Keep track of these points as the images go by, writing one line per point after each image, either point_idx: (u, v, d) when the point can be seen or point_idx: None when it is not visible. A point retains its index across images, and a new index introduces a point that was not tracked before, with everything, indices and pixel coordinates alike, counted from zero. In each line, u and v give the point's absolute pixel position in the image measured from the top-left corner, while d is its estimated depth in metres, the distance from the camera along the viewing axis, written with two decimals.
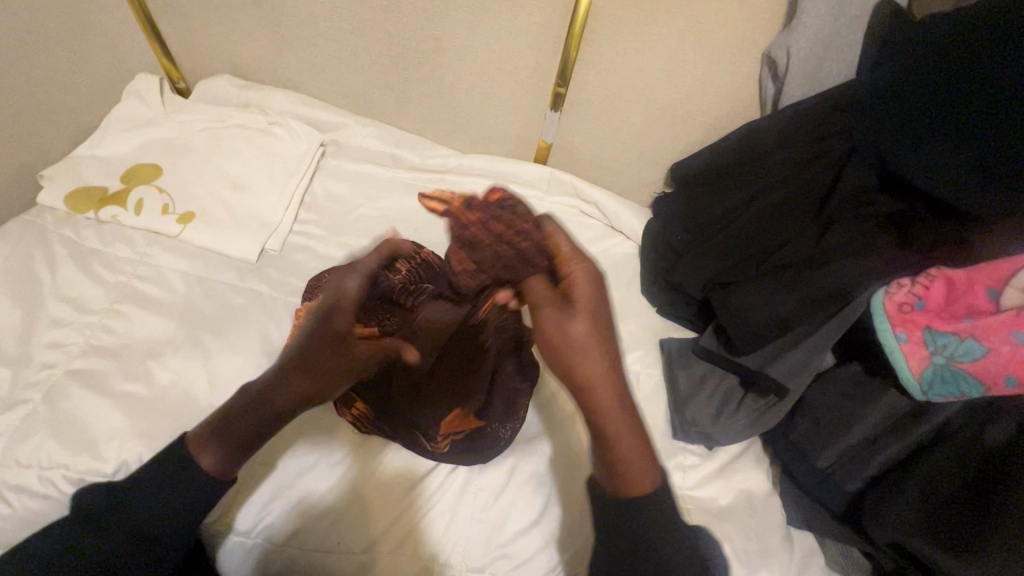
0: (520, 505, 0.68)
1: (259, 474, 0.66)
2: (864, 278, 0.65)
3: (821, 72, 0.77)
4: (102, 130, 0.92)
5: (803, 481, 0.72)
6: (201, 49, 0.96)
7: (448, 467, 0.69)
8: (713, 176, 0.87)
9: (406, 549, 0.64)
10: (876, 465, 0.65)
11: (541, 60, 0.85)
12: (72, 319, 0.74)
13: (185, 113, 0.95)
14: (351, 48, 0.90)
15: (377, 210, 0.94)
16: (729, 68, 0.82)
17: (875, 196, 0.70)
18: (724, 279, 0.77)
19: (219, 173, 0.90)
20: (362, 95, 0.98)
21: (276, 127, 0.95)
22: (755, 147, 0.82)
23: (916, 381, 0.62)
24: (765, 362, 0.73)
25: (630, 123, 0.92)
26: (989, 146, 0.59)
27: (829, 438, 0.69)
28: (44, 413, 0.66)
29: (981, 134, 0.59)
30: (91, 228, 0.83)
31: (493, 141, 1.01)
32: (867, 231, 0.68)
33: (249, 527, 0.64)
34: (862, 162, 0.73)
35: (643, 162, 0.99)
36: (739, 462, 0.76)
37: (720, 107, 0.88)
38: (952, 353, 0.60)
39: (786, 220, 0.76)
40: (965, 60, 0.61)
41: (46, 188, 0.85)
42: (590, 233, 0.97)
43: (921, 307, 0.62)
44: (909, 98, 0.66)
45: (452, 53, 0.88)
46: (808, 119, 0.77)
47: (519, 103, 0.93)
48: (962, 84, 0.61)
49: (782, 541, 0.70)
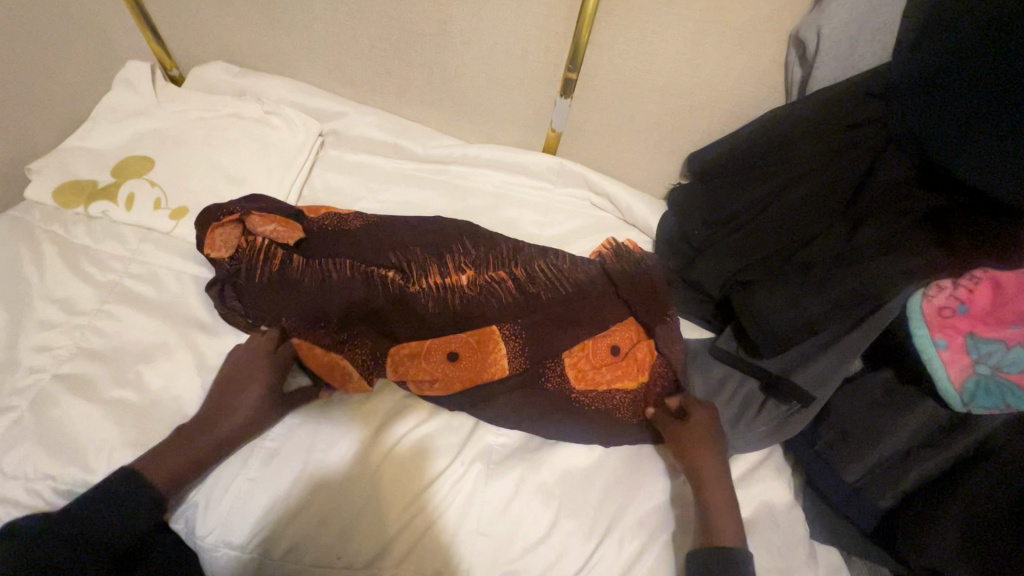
0: (530, 517, 0.65)
1: (256, 486, 0.63)
2: (899, 280, 0.59)
3: (853, 54, 0.72)
4: (93, 121, 0.88)
5: (829, 495, 0.69)
6: (192, 33, 0.91)
7: (454, 478, 0.66)
8: (734, 168, 0.82)
9: (409, 562, 0.61)
10: (908, 484, 0.63)
11: (551, 43, 0.80)
12: (61, 321, 0.71)
13: (178, 102, 0.90)
14: (350, 31, 0.85)
15: (379, 202, 0.91)
16: (753, 51, 0.77)
17: (911, 191, 0.64)
18: (744, 276, 0.73)
19: (214, 165, 0.86)
20: (362, 82, 0.93)
21: (273, 116, 0.91)
22: (780, 136, 0.77)
23: (958, 393, 0.58)
24: (789, 368, 0.68)
25: (645, 111, 0.87)
26: None
27: (859, 450, 0.66)
28: (30, 420, 0.64)
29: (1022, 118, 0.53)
30: (81, 225, 0.80)
31: (500, 130, 0.96)
32: (901, 229, 0.62)
33: (242, 543, 0.61)
34: (899, 155, 0.67)
35: (659, 151, 0.93)
36: (760, 472, 0.72)
37: (742, 93, 0.82)
38: (997, 363, 0.56)
39: (814, 213, 0.71)
40: (986, 43, 0.56)
41: (34, 182, 0.82)
42: (601, 227, 0.93)
43: (964, 311, 0.58)
44: (937, 95, 0.61)
45: (455, 36, 0.83)
46: (837, 107, 0.72)
47: (528, 89, 0.87)
48: (993, 70, 0.55)
49: (808, 559, 0.66)
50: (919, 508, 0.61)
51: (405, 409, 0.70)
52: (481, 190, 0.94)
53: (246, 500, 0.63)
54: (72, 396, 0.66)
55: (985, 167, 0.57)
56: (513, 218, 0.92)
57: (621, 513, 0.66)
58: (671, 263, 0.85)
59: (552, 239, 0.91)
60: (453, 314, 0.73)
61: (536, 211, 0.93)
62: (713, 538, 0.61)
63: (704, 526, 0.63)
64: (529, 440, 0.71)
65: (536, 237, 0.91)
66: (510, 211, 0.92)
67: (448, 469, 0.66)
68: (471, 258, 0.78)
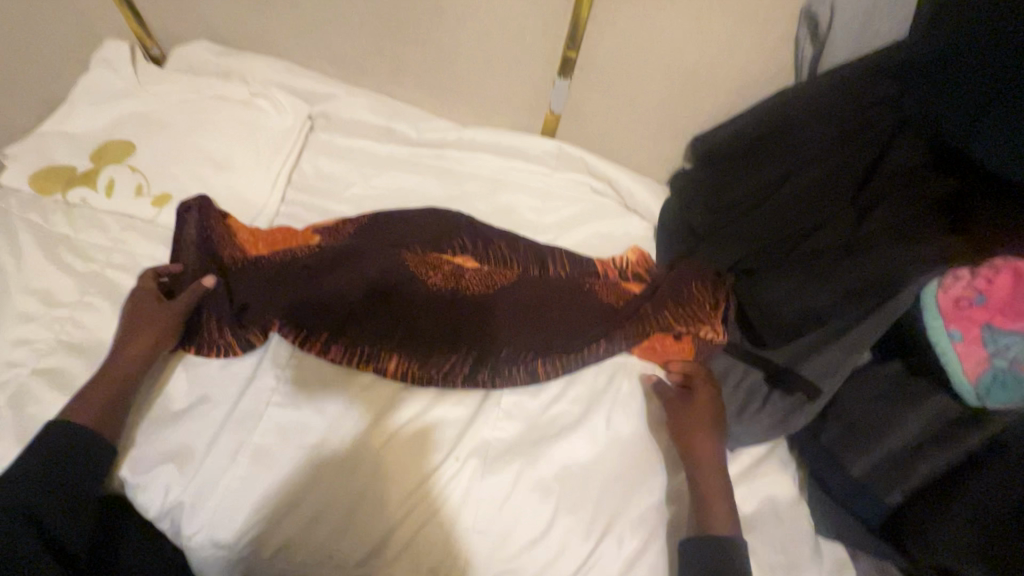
0: (528, 513, 0.63)
1: (244, 483, 0.61)
2: (911, 270, 0.57)
3: (868, 30, 0.68)
4: (70, 104, 0.85)
5: (835, 492, 0.67)
6: (173, 10, 0.86)
7: (450, 473, 0.64)
8: (738, 150, 0.79)
9: (403, 561, 0.60)
10: (916, 481, 0.61)
11: (549, 20, 0.76)
12: (40, 313, 0.69)
13: (160, 83, 0.86)
14: (338, 7, 0.81)
15: (371, 188, 0.87)
16: (762, 26, 0.73)
17: (926, 176, 0.62)
18: (748, 265, 0.73)
19: (197, 150, 0.82)
20: (352, 61, 0.89)
21: (259, 98, 0.87)
22: (789, 116, 0.73)
23: (972, 387, 0.56)
24: (797, 361, 0.67)
25: (648, 92, 0.83)
26: None
27: (866, 445, 0.64)
28: (8, 417, 0.62)
29: None
30: (60, 213, 0.77)
31: (496, 111, 0.93)
32: (915, 215, 0.60)
33: (231, 541, 0.59)
34: (914, 136, 0.64)
35: (662, 134, 0.90)
36: (764, 467, 0.70)
37: (750, 72, 0.79)
38: (1015, 357, 0.53)
39: (823, 197, 0.68)
40: (996, 16, 0.53)
41: (11, 167, 0.79)
42: (601, 213, 0.90)
43: (980, 302, 0.54)
44: (955, 70, 0.58)
45: (448, 12, 0.78)
46: (850, 85, 0.68)
47: (525, 68, 0.84)
48: (1006, 43, 0.53)
49: (813, 554, 0.64)
50: (928, 506, 0.60)
51: (399, 402, 0.68)
52: (476, 174, 0.90)
53: (232, 498, 0.60)
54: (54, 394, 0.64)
55: (1002, 147, 0.54)
56: (510, 204, 0.89)
57: (621, 510, 0.64)
58: (672, 249, 0.83)
59: (550, 226, 0.88)
60: (445, 317, 0.72)
61: (535, 196, 0.90)
62: (708, 524, 0.61)
63: (699, 503, 0.63)
64: (527, 433, 0.68)
65: (533, 224, 0.88)
66: (506, 197, 0.89)
67: (443, 465, 0.64)
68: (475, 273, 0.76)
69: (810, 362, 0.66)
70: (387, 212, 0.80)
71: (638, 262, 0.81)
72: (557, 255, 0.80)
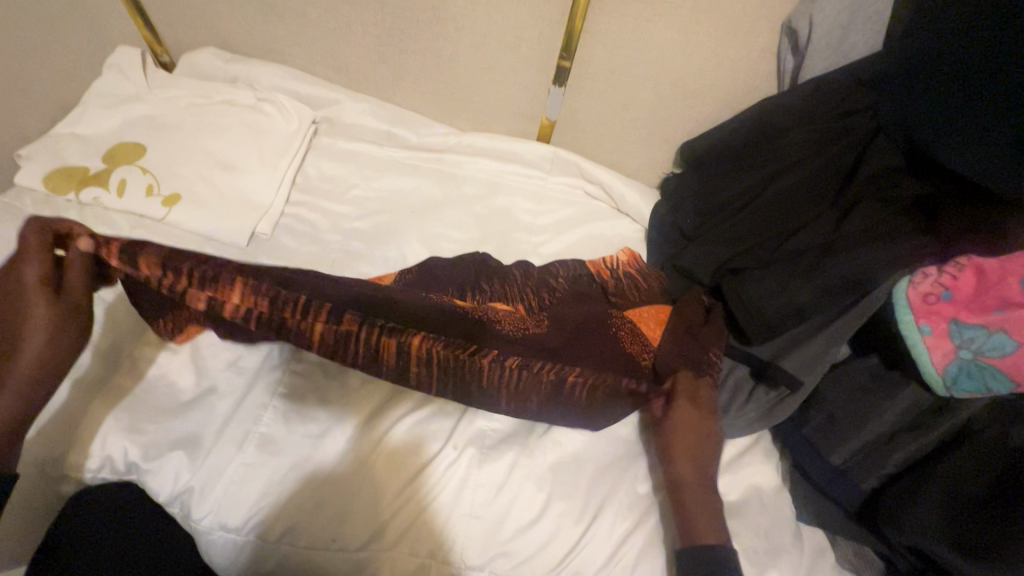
0: (522, 499, 0.66)
1: (251, 470, 0.64)
2: (885, 266, 0.61)
3: (845, 42, 0.73)
4: (83, 107, 0.87)
5: (816, 479, 0.70)
6: (183, 19, 0.90)
7: (449, 460, 0.67)
8: (725, 157, 0.83)
9: (402, 547, 0.63)
10: (892, 465, 0.64)
11: (545, 30, 0.80)
12: None
13: (169, 88, 0.90)
14: (343, 17, 0.84)
15: (372, 190, 0.91)
16: (746, 40, 0.77)
17: (899, 180, 0.66)
18: (735, 264, 0.75)
19: (205, 152, 0.85)
20: (355, 69, 0.93)
21: (266, 103, 0.91)
22: (774, 123, 0.77)
23: (941, 377, 0.59)
24: (778, 354, 0.70)
25: (639, 100, 0.87)
26: (1010, 115, 0.54)
27: (845, 435, 0.67)
28: None
29: (1001, 107, 0.55)
30: (73, 211, 0.80)
31: (493, 117, 0.96)
32: (887, 219, 0.64)
33: (238, 525, 0.62)
34: (886, 142, 0.68)
35: (652, 140, 0.94)
36: (749, 456, 0.73)
37: (735, 82, 0.83)
38: (979, 348, 0.57)
39: (805, 200, 0.72)
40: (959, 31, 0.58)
41: (24, 168, 0.82)
42: (594, 216, 0.94)
43: (947, 297, 0.59)
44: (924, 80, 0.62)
45: (449, 23, 0.82)
46: (830, 94, 0.72)
47: (521, 76, 0.87)
48: (963, 57, 0.58)
49: (794, 539, 0.67)
50: (900, 492, 0.63)
51: (397, 397, 0.70)
52: (474, 178, 0.94)
53: (238, 482, 0.63)
54: (68, 395, 0.66)
55: (969, 154, 0.58)
56: (507, 206, 0.92)
57: (610, 496, 0.67)
58: (662, 251, 0.86)
59: (546, 228, 0.92)
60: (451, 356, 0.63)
61: (530, 199, 0.93)
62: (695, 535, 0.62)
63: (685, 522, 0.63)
64: (522, 425, 0.71)
65: (529, 226, 0.91)
66: (503, 200, 0.93)
67: (441, 453, 0.67)
68: (488, 292, 0.77)
69: (795, 354, 0.69)
70: (430, 260, 0.81)
71: (629, 261, 0.85)
72: (550, 267, 0.83)
